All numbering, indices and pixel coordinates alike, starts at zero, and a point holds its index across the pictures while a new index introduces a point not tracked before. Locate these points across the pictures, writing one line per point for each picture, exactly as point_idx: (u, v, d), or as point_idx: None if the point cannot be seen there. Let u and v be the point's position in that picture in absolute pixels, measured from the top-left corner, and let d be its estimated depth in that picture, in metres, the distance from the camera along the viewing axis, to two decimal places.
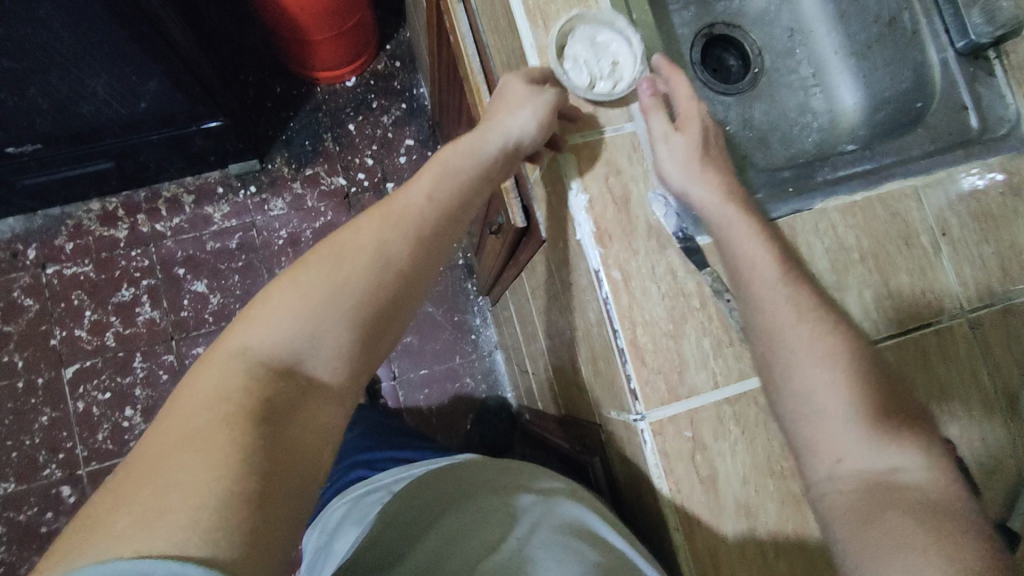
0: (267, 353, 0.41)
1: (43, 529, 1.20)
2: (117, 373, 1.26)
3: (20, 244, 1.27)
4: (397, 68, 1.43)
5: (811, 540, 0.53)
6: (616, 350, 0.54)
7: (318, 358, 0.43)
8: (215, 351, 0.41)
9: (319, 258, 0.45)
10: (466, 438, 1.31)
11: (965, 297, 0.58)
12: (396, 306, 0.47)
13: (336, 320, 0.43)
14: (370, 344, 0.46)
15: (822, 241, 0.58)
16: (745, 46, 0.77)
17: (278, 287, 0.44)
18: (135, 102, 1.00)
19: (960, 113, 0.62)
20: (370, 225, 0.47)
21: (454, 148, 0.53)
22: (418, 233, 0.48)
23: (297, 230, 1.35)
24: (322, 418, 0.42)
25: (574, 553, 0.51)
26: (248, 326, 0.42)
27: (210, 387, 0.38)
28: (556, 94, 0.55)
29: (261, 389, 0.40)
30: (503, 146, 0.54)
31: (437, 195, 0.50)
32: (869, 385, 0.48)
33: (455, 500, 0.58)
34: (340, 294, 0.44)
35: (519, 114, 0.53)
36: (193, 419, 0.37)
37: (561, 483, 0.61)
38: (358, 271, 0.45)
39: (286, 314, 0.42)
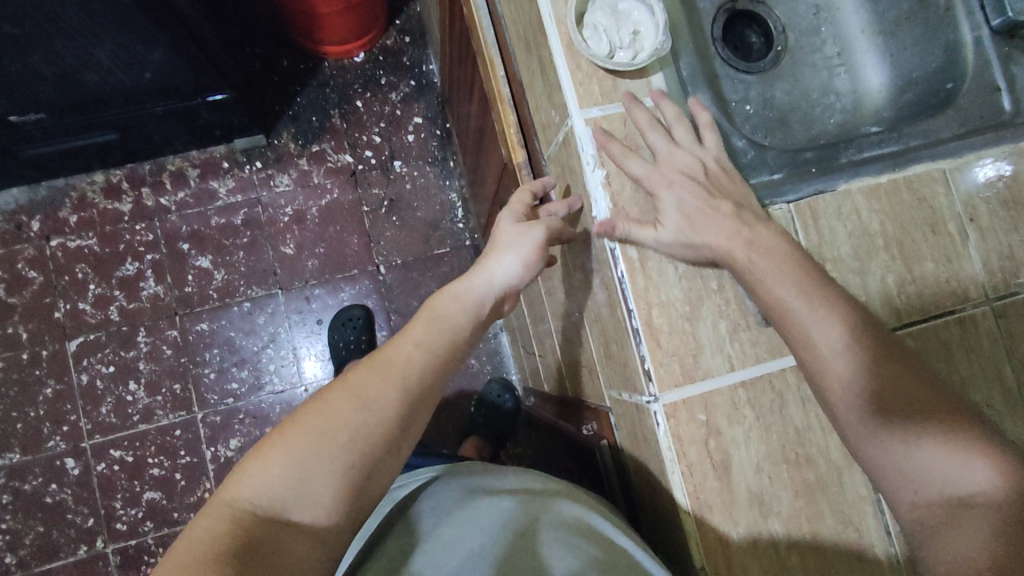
0: (256, 504, 0.44)
1: (48, 500, 1.20)
2: (121, 347, 1.26)
3: (24, 215, 1.26)
4: (407, 43, 1.40)
5: (824, 529, 0.52)
6: (631, 331, 0.52)
7: (304, 509, 0.45)
8: (215, 499, 0.45)
9: (314, 408, 0.49)
10: (470, 420, 1.31)
11: (990, 285, 0.56)
12: (384, 458, 0.49)
13: (321, 474, 0.46)
14: (358, 496, 0.47)
15: (845, 224, 0.56)
16: (769, 22, 0.74)
17: (271, 442, 0.47)
18: (140, 71, 0.98)
19: (992, 94, 0.60)
20: (362, 373, 0.50)
21: (447, 293, 0.57)
22: (408, 380, 0.51)
23: (303, 207, 1.33)
24: (304, 564, 0.44)
25: (581, 558, 0.49)
26: (243, 476, 0.45)
27: (202, 535, 0.42)
28: (546, 228, 0.59)
29: (246, 538, 0.43)
30: (489, 291, 0.58)
31: (425, 341, 0.53)
32: (913, 399, 0.45)
33: (444, 510, 0.53)
34: (326, 447, 0.46)
35: (507, 261, 0.58)
36: (181, 566, 0.40)
37: (549, 480, 0.57)
38: (344, 426, 0.47)
39: (278, 465, 0.46)
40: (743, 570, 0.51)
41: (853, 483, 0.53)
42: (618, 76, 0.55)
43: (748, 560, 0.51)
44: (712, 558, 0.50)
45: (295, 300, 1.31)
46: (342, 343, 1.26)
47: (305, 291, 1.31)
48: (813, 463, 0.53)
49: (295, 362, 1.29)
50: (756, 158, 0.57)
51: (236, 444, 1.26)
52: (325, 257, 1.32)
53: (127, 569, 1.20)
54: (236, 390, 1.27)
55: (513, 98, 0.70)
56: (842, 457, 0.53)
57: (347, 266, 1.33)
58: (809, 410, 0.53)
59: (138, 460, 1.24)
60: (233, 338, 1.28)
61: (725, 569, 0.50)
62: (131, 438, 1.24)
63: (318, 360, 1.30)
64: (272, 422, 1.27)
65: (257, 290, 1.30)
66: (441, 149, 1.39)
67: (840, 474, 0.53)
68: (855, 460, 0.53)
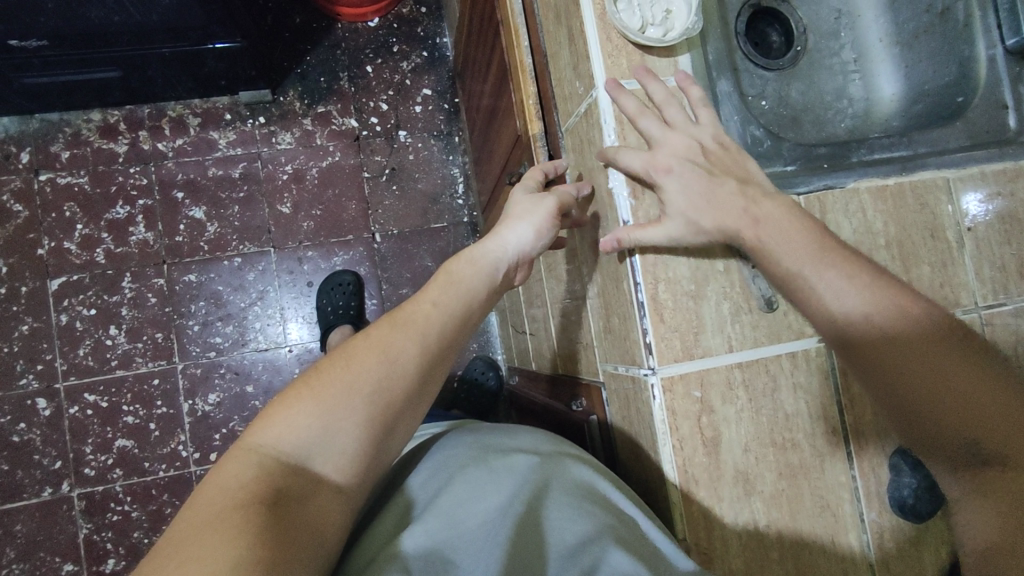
0: (282, 452, 0.44)
1: (15, 439, 1.18)
2: (104, 291, 1.23)
3: (14, 146, 1.23)
4: (422, 14, 1.39)
5: (805, 511, 0.54)
6: (636, 305, 0.53)
7: (330, 458, 0.45)
8: (238, 448, 0.44)
9: (336, 361, 0.48)
10: (452, 394, 1.32)
11: (981, 294, 0.58)
12: (405, 411, 0.49)
13: (347, 423, 0.45)
14: (379, 448, 0.47)
15: (850, 221, 0.57)
16: (791, 22, 0.75)
17: (296, 392, 0.47)
18: (148, 11, 0.95)
19: (1000, 111, 0.62)
20: (384, 329, 0.51)
21: (462, 259, 0.58)
22: (429, 337, 0.51)
23: (302, 167, 1.32)
24: (331, 514, 0.44)
25: (590, 515, 0.47)
26: (267, 426, 0.45)
27: (228, 481, 0.41)
28: (557, 198, 0.59)
29: (274, 484, 0.42)
30: (502, 255, 0.59)
31: (444, 301, 0.54)
32: (905, 376, 0.46)
33: (459, 463, 0.52)
34: (352, 397, 0.46)
35: (519, 226, 0.59)
36: (210, 509, 0.39)
37: (568, 447, 0.56)
38: (370, 376, 0.47)
39: (304, 414, 0.45)
40: (722, 543, 0.52)
41: (834, 470, 0.55)
42: (646, 52, 0.55)
43: (728, 535, 0.52)
44: (695, 530, 0.52)
45: (287, 260, 1.29)
46: (331, 308, 1.25)
47: (298, 252, 1.30)
48: (799, 447, 0.54)
49: (281, 323, 1.28)
50: (771, 148, 0.58)
51: (215, 399, 1.25)
52: (321, 220, 1.31)
53: (91, 515, 1.19)
54: (219, 344, 1.26)
55: (535, 70, 0.71)
56: (826, 444, 0.55)
57: (343, 231, 1.32)
58: (800, 396, 0.55)
59: (112, 406, 1.22)
60: (220, 292, 1.26)
61: (706, 541, 0.52)
62: (107, 383, 1.22)
63: (305, 323, 1.29)
64: (252, 379, 1.26)
65: (249, 246, 1.28)
66: (447, 124, 1.39)
67: (823, 460, 0.55)
68: (837, 448, 0.55)
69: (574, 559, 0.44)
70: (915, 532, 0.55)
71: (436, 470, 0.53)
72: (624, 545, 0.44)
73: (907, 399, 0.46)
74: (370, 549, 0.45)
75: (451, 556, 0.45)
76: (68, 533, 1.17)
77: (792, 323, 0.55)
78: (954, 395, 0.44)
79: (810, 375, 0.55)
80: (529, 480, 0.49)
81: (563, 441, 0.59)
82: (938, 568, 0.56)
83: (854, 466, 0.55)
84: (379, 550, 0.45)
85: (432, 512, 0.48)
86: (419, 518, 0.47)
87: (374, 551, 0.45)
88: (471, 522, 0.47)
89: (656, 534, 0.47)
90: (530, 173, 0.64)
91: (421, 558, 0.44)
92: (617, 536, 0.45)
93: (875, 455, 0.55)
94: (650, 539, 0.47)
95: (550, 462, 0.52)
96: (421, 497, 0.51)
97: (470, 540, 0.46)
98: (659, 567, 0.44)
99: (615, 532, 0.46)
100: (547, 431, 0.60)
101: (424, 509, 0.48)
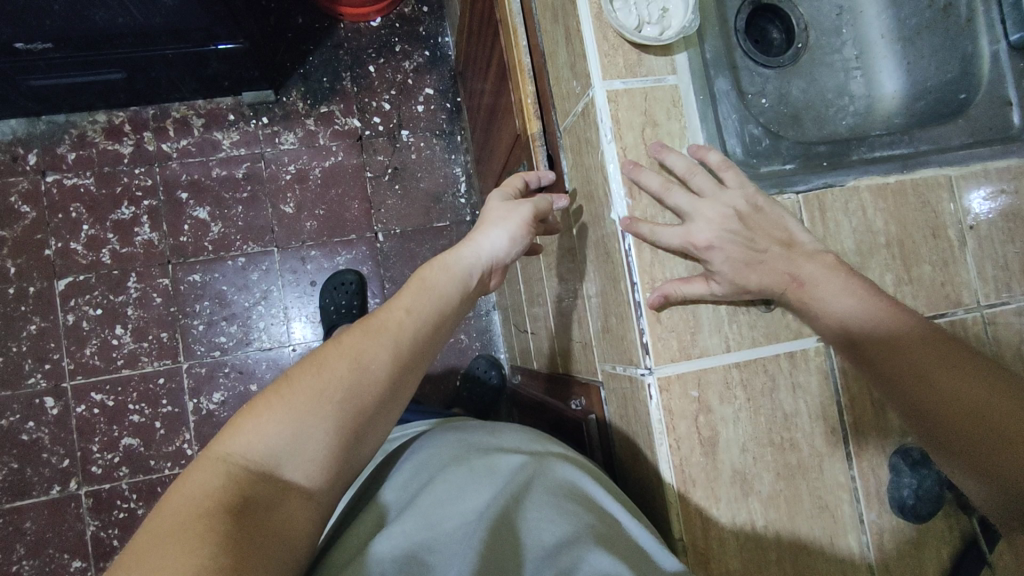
0: (249, 459, 0.44)
1: (24, 438, 1.19)
2: (110, 291, 1.24)
3: (21, 147, 1.24)
4: (424, 13, 1.39)
5: (803, 512, 0.53)
6: (632, 304, 0.53)
7: (298, 465, 0.45)
8: (203, 455, 0.44)
9: (305, 366, 0.48)
10: (454, 394, 1.31)
11: (983, 293, 0.58)
12: (376, 417, 0.49)
13: (315, 431, 0.45)
14: (348, 455, 0.48)
15: (850, 220, 0.57)
16: (792, 19, 0.74)
17: (265, 399, 0.47)
18: (153, 14, 0.95)
19: (1003, 108, 0.61)
20: (356, 335, 0.51)
21: (436, 265, 0.57)
22: (402, 342, 0.51)
23: (306, 166, 1.32)
24: (298, 519, 0.44)
25: (570, 516, 0.46)
26: (235, 432, 0.45)
27: (194, 489, 0.41)
28: (532, 206, 0.60)
29: (241, 492, 0.42)
30: (476, 263, 0.59)
31: (417, 307, 0.54)
32: (933, 385, 0.46)
33: (440, 464, 0.53)
34: (321, 405, 0.46)
35: (493, 232, 0.59)
36: (173, 518, 0.39)
37: (553, 447, 0.56)
38: (341, 383, 0.47)
39: (273, 421, 0.45)
40: (719, 543, 0.52)
41: (833, 470, 0.54)
42: (643, 51, 0.55)
43: (725, 534, 0.52)
44: (692, 531, 0.52)
45: (291, 260, 1.30)
46: (334, 307, 1.25)
47: (301, 252, 1.30)
48: (797, 447, 0.54)
49: (285, 322, 1.29)
50: (769, 146, 0.57)
51: (219, 397, 1.26)
52: (324, 220, 1.32)
53: (98, 512, 1.20)
54: (223, 344, 1.27)
55: (533, 69, 0.71)
56: (825, 444, 0.55)
57: (345, 231, 1.32)
58: (798, 396, 0.54)
59: (118, 405, 1.23)
60: (224, 292, 1.27)
61: (703, 542, 0.52)
62: (113, 382, 1.23)
63: (308, 322, 1.30)
64: (257, 378, 1.27)
65: (253, 246, 1.29)
66: (450, 123, 1.39)
67: (822, 461, 0.54)
68: (836, 448, 0.55)
69: (552, 559, 0.43)
70: (916, 532, 0.55)
71: (418, 471, 0.53)
72: (604, 544, 0.44)
73: (930, 411, 0.46)
74: (347, 550, 0.46)
75: (428, 555, 0.45)
76: (76, 530, 1.19)
77: (790, 322, 0.54)
78: (986, 409, 0.44)
79: (808, 375, 0.55)
80: (509, 480, 0.50)
81: (550, 440, 0.59)
82: (940, 569, 0.56)
83: (853, 466, 0.55)
84: (353, 555, 0.46)
85: (412, 512, 0.48)
86: (397, 518, 0.48)
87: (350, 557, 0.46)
88: (448, 522, 0.47)
89: (636, 535, 0.47)
90: (509, 181, 0.66)
91: (397, 557, 0.45)
92: (595, 536, 0.44)
93: (875, 455, 0.55)
94: (632, 541, 0.46)
95: (532, 461, 0.52)
96: (402, 498, 0.51)
97: (447, 539, 0.46)
98: (641, 567, 0.43)
99: (596, 534, 0.45)
100: (534, 431, 0.60)
101: (402, 510, 0.49)
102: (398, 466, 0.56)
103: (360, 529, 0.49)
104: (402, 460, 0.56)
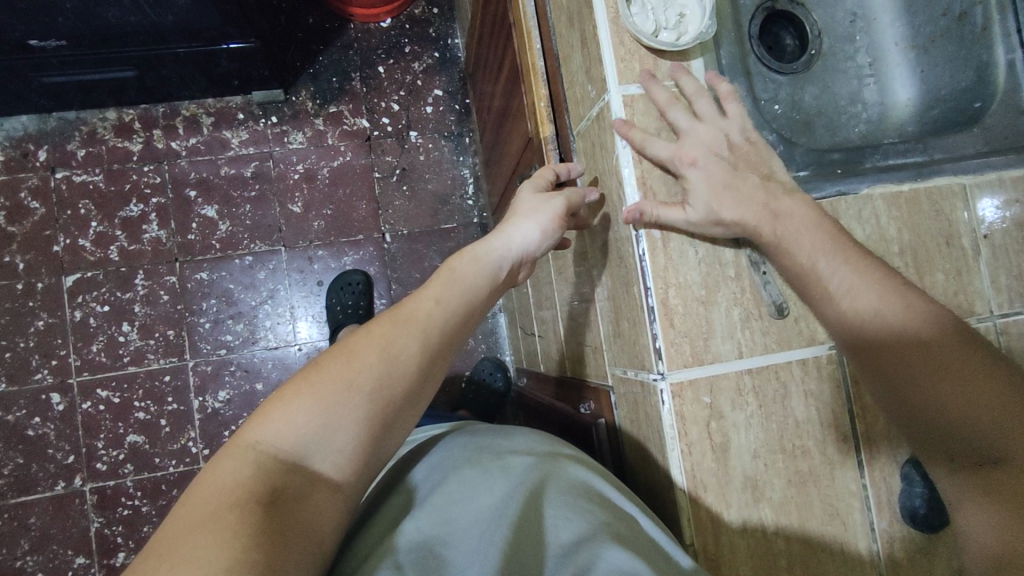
0: (279, 449, 0.44)
1: (30, 433, 1.19)
2: (118, 288, 1.25)
3: (31, 144, 1.24)
4: (434, 14, 1.40)
5: (814, 519, 0.53)
6: (646, 309, 0.53)
7: (327, 456, 0.45)
8: (234, 443, 0.44)
9: (335, 357, 0.49)
10: (460, 395, 1.31)
11: (996, 302, 0.58)
12: (404, 409, 0.49)
13: (345, 421, 0.46)
14: (376, 446, 0.48)
15: (864, 228, 0.57)
16: (806, 25, 0.74)
17: (294, 388, 0.47)
18: (165, 13, 0.96)
19: (1018, 117, 0.61)
20: (386, 326, 0.51)
21: (466, 255, 0.58)
22: (431, 334, 0.51)
23: (314, 166, 1.33)
24: (326, 511, 0.44)
25: (586, 515, 0.46)
26: (265, 422, 0.45)
27: (223, 480, 0.41)
28: (565, 198, 0.60)
29: (271, 482, 0.42)
30: (506, 254, 0.59)
31: (445, 299, 0.54)
32: (920, 379, 0.45)
33: (455, 464, 0.53)
34: (351, 395, 0.46)
35: (525, 224, 0.59)
36: (204, 508, 0.39)
37: (567, 449, 0.56)
38: (369, 374, 0.47)
39: (303, 412, 0.45)
40: (730, 549, 0.52)
41: (845, 478, 0.54)
42: (659, 56, 0.55)
43: (736, 541, 0.52)
44: (702, 537, 0.51)
45: (298, 259, 1.30)
46: (340, 306, 1.25)
47: (309, 251, 1.30)
48: (809, 455, 0.54)
49: (291, 321, 1.29)
50: (783, 153, 0.58)
51: (225, 396, 1.26)
52: (332, 219, 1.32)
53: (102, 509, 1.20)
54: (229, 342, 1.27)
55: (547, 72, 0.71)
56: (837, 452, 0.54)
57: (352, 231, 1.33)
58: (810, 403, 0.54)
59: (124, 402, 1.23)
60: (231, 290, 1.28)
61: (714, 548, 0.52)
62: (119, 379, 1.23)
63: (314, 322, 1.30)
64: (262, 377, 1.27)
65: (260, 245, 1.29)
66: (458, 125, 1.39)
67: (833, 468, 0.54)
68: (848, 456, 0.54)
69: (569, 557, 0.43)
70: (927, 541, 0.55)
71: (434, 471, 0.54)
72: (622, 541, 0.44)
73: (920, 406, 0.45)
74: (366, 546, 0.47)
75: (446, 551, 0.45)
76: (80, 527, 1.19)
77: (804, 329, 0.54)
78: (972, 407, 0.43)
79: (821, 382, 0.55)
80: (523, 479, 0.50)
81: (563, 443, 0.59)
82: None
83: (865, 475, 0.55)
84: (372, 552, 0.46)
85: (427, 513, 0.48)
86: (414, 516, 0.49)
87: (367, 555, 0.46)
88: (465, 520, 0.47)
89: (655, 535, 0.47)
90: (539, 173, 0.64)
91: (414, 554, 0.45)
92: (613, 533, 0.45)
93: (887, 463, 0.55)
94: (653, 540, 0.46)
95: (545, 461, 0.52)
96: (417, 496, 0.52)
97: (464, 538, 0.46)
98: (661, 566, 0.43)
99: (613, 531, 0.45)
100: (545, 433, 0.60)
101: (419, 508, 0.50)
102: (414, 465, 0.56)
103: (379, 524, 0.49)
104: (418, 460, 0.56)
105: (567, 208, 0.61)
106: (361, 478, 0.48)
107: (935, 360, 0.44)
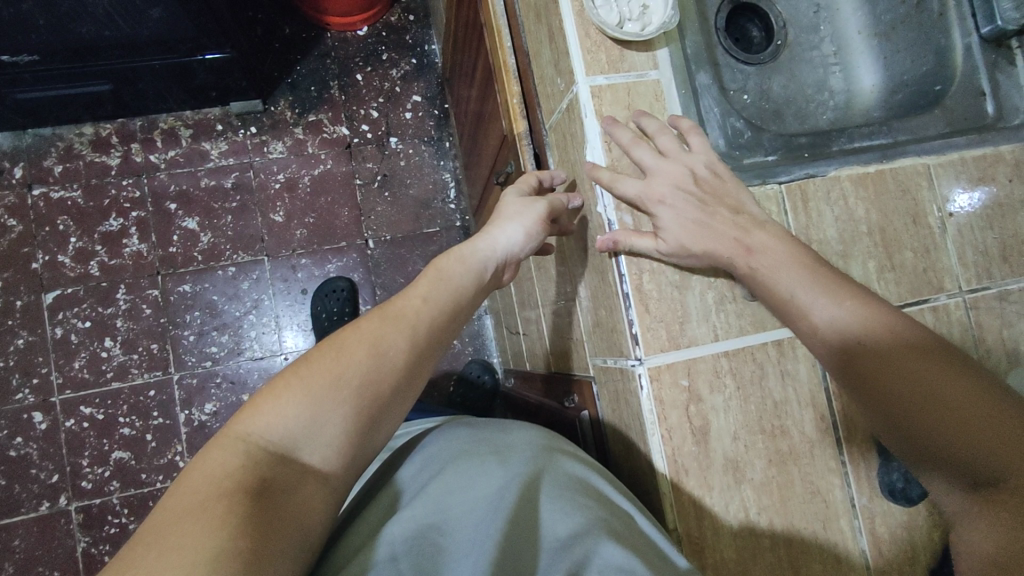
0: (269, 440, 0.44)
1: (12, 454, 1.18)
2: (99, 303, 1.24)
3: (7, 161, 1.23)
4: (411, 21, 1.41)
5: (796, 499, 0.54)
6: (621, 295, 0.54)
7: (316, 449, 0.45)
8: (224, 433, 0.44)
9: (324, 352, 0.49)
10: (448, 398, 1.31)
11: (964, 278, 0.59)
12: (391, 404, 0.49)
13: (335, 414, 0.46)
14: (364, 441, 0.48)
15: (832, 209, 0.58)
16: (771, 17, 0.76)
17: (284, 381, 0.47)
18: (138, 25, 0.96)
19: (977, 99, 0.62)
20: (374, 323, 0.51)
21: (452, 256, 0.58)
22: (418, 331, 0.52)
23: (295, 175, 1.33)
24: (314, 503, 0.44)
25: (583, 509, 0.47)
26: (255, 413, 0.45)
27: (214, 468, 0.41)
28: (547, 202, 0.60)
29: (259, 472, 0.42)
30: (492, 257, 0.59)
31: (433, 297, 0.54)
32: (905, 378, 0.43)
33: (449, 453, 0.53)
34: (340, 391, 0.46)
35: (510, 227, 0.59)
36: (193, 495, 0.39)
37: (562, 442, 0.57)
38: (358, 369, 0.48)
39: (294, 405, 0.45)
40: (714, 532, 0.52)
41: (824, 456, 0.55)
42: (625, 47, 0.56)
43: (719, 523, 0.52)
44: (685, 520, 0.52)
45: (281, 269, 1.30)
46: (324, 313, 1.25)
47: (292, 260, 1.30)
48: (788, 434, 0.54)
49: (276, 331, 1.28)
50: (751, 139, 0.59)
51: (211, 408, 1.25)
52: (314, 227, 1.32)
53: (89, 528, 1.18)
54: (214, 354, 1.26)
55: (518, 70, 0.72)
56: (815, 430, 0.55)
57: (336, 239, 1.32)
58: (787, 383, 0.55)
59: (108, 418, 1.21)
60: (215, 301, 1.27)
61: (697, 531, 0.52)
62: (103, 395, 1.22)
63: (300, 331, 1.29)
64: (249, 388, 1.26)
65: (243, 256, 1.28)
66: (438, 130, 1.40)
67: (812, 447, 0.55)
68: (826, 434, 0.55)
69: (565, 553, 0.44)
70: (908, 515, 0.56)
71: (428, 460, 0.54)
72: (616, 537, 0.44)
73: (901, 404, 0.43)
74: (357, 537, 0.47)
75: (442, 543, 0.46)
76: (66, 547, 1.17)
77: None
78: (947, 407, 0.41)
79: (797, 362, 0.55)
80: (521, 471, 0.50)
81: (556, 436, 0.59)
82: (932, 553, 0.56)
83: (843, 452, 0.55)
84: (366, 542, 0.46)
85: (424, 500, 0.48)
86: (407, 505, 0.48)
87: (362, 545, 0.46)
88: (461, 510, 0.48)
89: (647, 530, 0.47)
90: (523, 180, 0.63)
91: (409, 542, 0.45)
92: (608, 528, 0.45)
93: (864, 440, 0.56)
94: (645, 535, 0.47)
95: (542, 454, 0.52)
96: (412, 487, 0.52)
97: (460, 528, 0.46)
98: (652, 559, 0.44)
99: (608, 526, 0.45)
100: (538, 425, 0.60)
101: (413, 497, 0.50)
102: (410, 456, 0.56)
103: (371, 517, 0.49)
104: (414, 451, 0.56)
105: (551, 212, 0.61)
106: (351, 472, 0.48)
107: (927, 368, 0.43)
